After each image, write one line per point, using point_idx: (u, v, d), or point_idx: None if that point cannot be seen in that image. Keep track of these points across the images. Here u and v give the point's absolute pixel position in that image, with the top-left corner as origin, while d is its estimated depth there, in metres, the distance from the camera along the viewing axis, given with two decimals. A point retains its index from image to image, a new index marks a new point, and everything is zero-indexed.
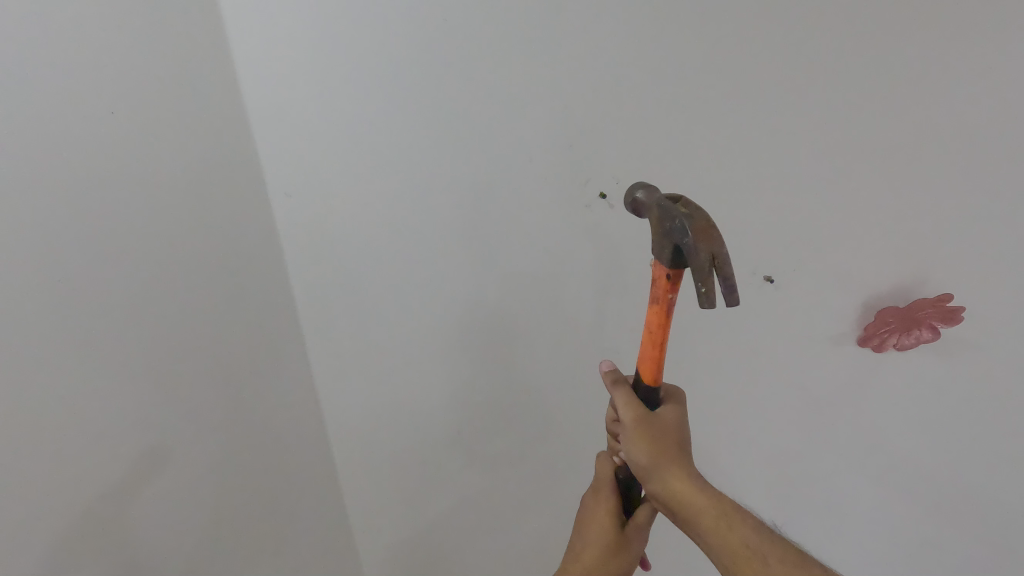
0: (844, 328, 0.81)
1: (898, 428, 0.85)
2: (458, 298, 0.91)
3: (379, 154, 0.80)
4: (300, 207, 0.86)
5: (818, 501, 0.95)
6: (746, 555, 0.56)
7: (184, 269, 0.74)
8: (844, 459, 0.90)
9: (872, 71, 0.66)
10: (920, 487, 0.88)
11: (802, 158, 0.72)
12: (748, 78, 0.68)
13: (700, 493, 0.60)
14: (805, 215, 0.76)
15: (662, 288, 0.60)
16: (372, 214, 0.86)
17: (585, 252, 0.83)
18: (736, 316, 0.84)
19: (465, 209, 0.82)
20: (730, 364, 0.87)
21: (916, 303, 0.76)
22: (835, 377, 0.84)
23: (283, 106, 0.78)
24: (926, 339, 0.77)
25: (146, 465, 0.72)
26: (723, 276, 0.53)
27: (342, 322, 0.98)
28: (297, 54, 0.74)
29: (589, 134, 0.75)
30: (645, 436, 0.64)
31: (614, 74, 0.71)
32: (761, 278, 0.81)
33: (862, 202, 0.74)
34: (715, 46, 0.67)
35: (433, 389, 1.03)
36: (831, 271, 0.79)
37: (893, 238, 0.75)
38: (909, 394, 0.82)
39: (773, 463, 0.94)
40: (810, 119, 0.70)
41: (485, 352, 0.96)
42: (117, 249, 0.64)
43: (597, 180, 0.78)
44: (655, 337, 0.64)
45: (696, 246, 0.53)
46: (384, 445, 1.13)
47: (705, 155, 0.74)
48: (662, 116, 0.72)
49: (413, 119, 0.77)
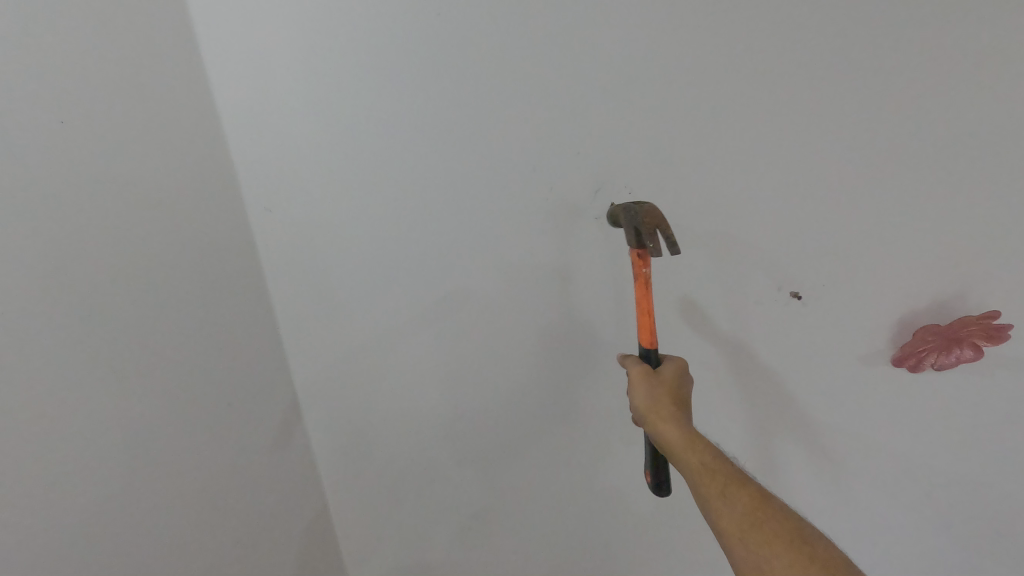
0: (892, 356, 0.71)
1: (948, 460, 0.75)
2: (431, 317, 0.76)
3: (382, 169, 0.68)
4: (292, 239, 0.74)
5: (869, 549, 0.85)
6: (698, 469, 0.51)
7: (163, 282, 0.60)
8: (889, 497, 0.80)
9: (924, 74, 0.58)
10: (984, 525, 0.79)
11: (835, 167, 0.63)
12: (779, 84, 0.60)
13: (673, 417, 0.55)
14: (844, 231, 0.65)
15: (636, 265, 0.60)
16: (375, 260, 0.74)
17: (604, 277, 0.71)
18: (770, 345, 0.73)
19: (440, 219, 0.70)
20: (762, 397, 0.78)
21: (956, 319, 0.67)
22: (895, 419, 0.74)
23: (273, 129, 0.67)
24: (968, 359, 0.66)
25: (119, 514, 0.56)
26: (664, 234, 0.56)
27: (311, 362, 0.82)
28: (274, 72, 0.64)
29: (582, 129, 0.64)
30: (638, 372, 0.60)
31: (621, 75, 0.61)
32: (788, 295, 0.70)
33: (910, 216, 0.64)
34: (745, 51, 0.58)
35: (415, 433, 0.86)
36: (869, 285, 0.68)
37: (940, 255, 0.65)
38: (976, 428, 0.73)
39: (823, 498, 0.83)
40: (856, 128, 0.61)
41: (465, 381, 0.80)
42: (149, 280, 0.58)
43: (610, 190, 0.66)
44: (642, 308, 0.61)
45: (643, 222, 0.58)
46: (351, 497, 0.94)
47: (729, 167, 0.64)
48: (673, 118, 0.62)
49: (418, 135, 0.66)
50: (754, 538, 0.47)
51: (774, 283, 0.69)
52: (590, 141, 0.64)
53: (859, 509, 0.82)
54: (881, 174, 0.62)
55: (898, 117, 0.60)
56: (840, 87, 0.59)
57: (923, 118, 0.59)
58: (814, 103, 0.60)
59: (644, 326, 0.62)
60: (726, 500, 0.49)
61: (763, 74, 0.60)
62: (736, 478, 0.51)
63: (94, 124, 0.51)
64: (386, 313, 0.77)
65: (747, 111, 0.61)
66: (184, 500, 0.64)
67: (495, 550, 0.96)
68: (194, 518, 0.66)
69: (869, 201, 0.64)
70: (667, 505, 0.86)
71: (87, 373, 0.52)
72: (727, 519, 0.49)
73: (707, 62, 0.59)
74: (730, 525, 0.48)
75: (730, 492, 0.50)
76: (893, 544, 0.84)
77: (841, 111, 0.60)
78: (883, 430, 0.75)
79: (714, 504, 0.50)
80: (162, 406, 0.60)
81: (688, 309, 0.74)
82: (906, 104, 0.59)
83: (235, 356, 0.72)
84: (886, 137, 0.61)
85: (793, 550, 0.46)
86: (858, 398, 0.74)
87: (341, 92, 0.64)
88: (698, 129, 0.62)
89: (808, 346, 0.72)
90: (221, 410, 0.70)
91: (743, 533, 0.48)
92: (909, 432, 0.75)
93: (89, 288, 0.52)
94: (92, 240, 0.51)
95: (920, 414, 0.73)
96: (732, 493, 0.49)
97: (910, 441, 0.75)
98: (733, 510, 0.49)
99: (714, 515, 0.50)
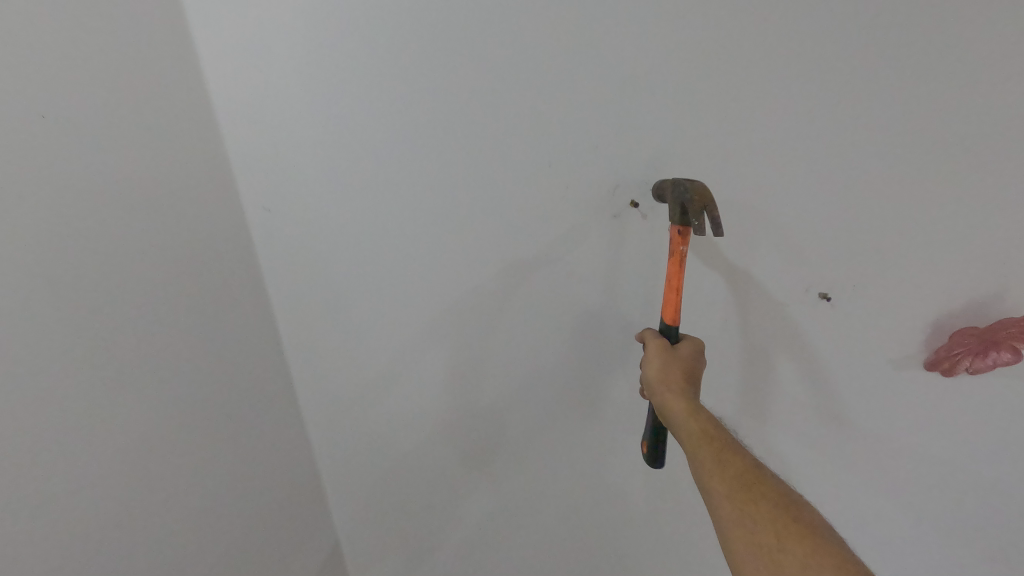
0: (921, 360, 0.67)
1: (964, 469, 0.72)
2: (441, 313, 0.75)
3: (382, 165, 0.67)
4: (284, 222, 0.72)
5: (881, 553, 0.82)
6: (696, 435, 0.54)
7: (160, 281, 0.60)
8: (898, 503, 0.77)
9: (973, 64, 0.53)
10: (1008, 537, 0.75)
11: (863, 161, 0.59)
12: (810, 73, 0.56)
13: (681, 386, 0.57)
14: (870, 225, 0.62)
15: (674, 241, 0.59)
16: (372, 245, 0.72)
17: (626, 275, 0.69)
18: (795, 347, 0.70)
19: (446, 213, 0.69)
20: (781, 398, 0.75)
21: (997, 323, 0.62)
22: (921, 424, 0.71)
23: (264, 108, 0.65)
24: (1006, 362, 0.61)
25: (113, 509, 0.57)
26: (710, 217, 0.54)
27: (313, 354, 0.82)
28: (266, 48, 0.61)
29: (595, 122, 0.61)
30: (654, 345, 0.61)
31: (636, 66, 0.58)
32: (815, 296, 0.67)
33: (946, 213, 0.59)
34: (772, 41, 0.55)
35: (422, 425, 0.85)
36: (898, 286, 0.64)
37: (977, 254, 0.60)
38: (1006, 437, 0.69)
39: (840, 500, 0.80)
40: (890, 120, 0.56)
41: (474, 375, 0.80)
42: (151, 277, 0.59)
43: (625, 186, 0.63)
44: (671, 285, 0.61)
45: (690, 199, 0.55)
46: (354, 487, 0.95)
47: (750, 160, 0.61)
48: (692, 110, 0.59)
49: (416, 131, 0.64)
50: (741, 499, 0.50)
51: (797, 282, 0.66)
52: (612, 138, 0.62)
53: (866, 514, 0.79)
54: (917, 170, 0.58)
55: (943, 111, 0.55)
56: (882, 80, 0.55)
57: (971, 112, 0.55)
58: (851, 95, 0.56)
59: (670, 302, 0.61)
60: (719, 464, 0.52)
61: (799, 67, 0.56)
62: (730, 446, 0.53)
63: (104, 131, 0.52)
64: (397, 310, 0.76)
65: (771, 102, 0.58)
66: (184, 487, 0.66)
67: (499, 548, 0.96)
68: (191, 506, 0.67)
69: (899, 196, 0.60)
70: (675, 502, 0.85)
71: (94, 356, 0.53)
72: (717, 480, 0.51)
73: (735, 55, 0.56)
74: (720, 486, 0.51)
75: (725, 459, 0.52)
76: (897, 549, 0.81)
77: (878, 104, 0.56)
78: (909, 435, 0.72)
79: (706, 468, 0.52)
80: (155, 402, 0.60)
81: (709, 311, 0.71)
82: (951, 97, 0.54)
83: (235, 350, 0.72)
84: (929, 131, 0.56)
85: (776, 513, 0.48)
86: (881, 403, 0.71)
87: (334, 68, 0.62)
88: (716, 120, 0.59)
89: (831, 349, 0.69)
90: (220, 402, 0.70)
91: (731, 495, 0.50)
92: (937, 439, 0.71)
93: (86, 285, 0.52)
94: (82, 227, 0.51)
95: (943, 420, 0.70)
96: (724, 457, 0.52)
97: (930, 447, 0.72)
98: (725, 474, 0.51)
99: (706, 478, 0.52)
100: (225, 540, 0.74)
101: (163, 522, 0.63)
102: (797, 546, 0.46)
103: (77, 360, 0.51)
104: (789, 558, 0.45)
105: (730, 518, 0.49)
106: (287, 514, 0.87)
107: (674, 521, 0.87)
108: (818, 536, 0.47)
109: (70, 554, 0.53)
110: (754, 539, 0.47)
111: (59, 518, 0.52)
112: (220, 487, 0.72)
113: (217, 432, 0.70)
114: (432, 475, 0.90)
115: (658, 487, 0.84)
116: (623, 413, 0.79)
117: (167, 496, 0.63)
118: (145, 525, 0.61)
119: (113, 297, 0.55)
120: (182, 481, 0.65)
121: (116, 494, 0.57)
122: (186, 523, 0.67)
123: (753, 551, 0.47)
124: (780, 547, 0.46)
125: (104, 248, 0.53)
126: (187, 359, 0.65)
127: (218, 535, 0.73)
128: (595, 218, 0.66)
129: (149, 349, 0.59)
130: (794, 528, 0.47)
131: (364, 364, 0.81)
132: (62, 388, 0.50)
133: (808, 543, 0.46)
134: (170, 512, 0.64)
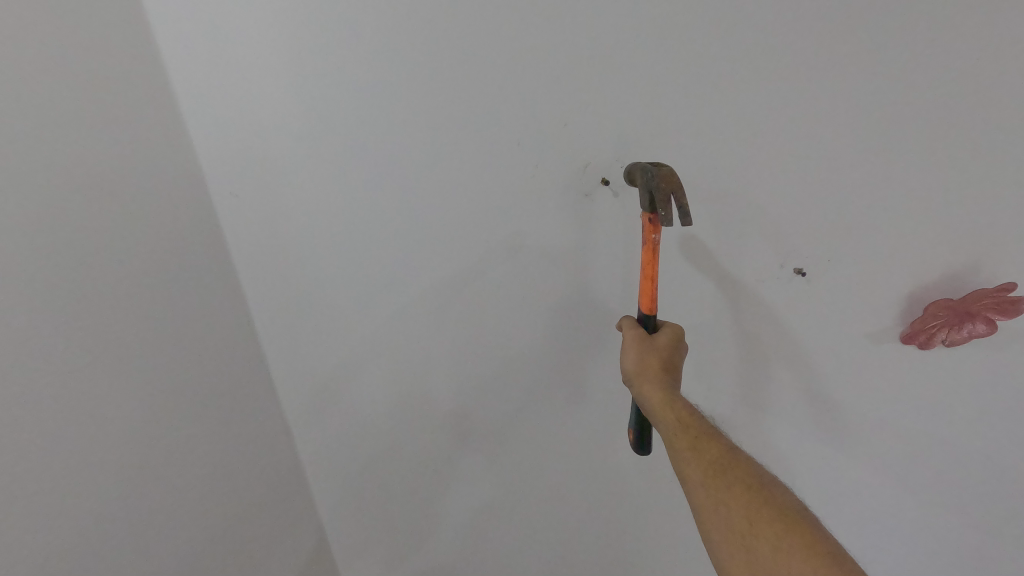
0: (890, 331, 0.67)
1: (941, 441, 0.73)
2: (415, 296, 0.74)
3: (356, 150, 0.64)
4: (251, 211, 0.69)
5: (858, 520, 0.83)
6: (672, 425, 0.54)
7: (130, 271, 0.58)
8: (874, 471, 0.78)
9: (940, 41, 0.52)
10: (981, 500, 0.76)
11: (832, 137, 0.58)
12: (776, 53, 0.55)
13: (657, 376, 0.57)
14: (838, 200, 0.61)
15: (646, 229, 0.57)
16: (345, 235, 0.70)
17: (602, 254, 0.68)
18: (778, 324, 0.70)
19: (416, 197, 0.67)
20: (766, 374, 0.75)
21: (971, 294, 0.62)
22: (892, 392, 0.71)
23: (227, 87, 0.62)
24: (981, 333, 0.61)
25: (89, 508, 0.55)
26: (678, 205, 0.53)
27: (288, 343, 0.80)
28: (231, 27, 0.58)
29: (563, 101, 0.59)
30: (631, 335, 0.60)
31: (604, 45, 0.57)
32: (789, 272, 0.66)
33: (915, 186, 0.59)
34: (737, 19, 0.54)
35: (398, 411, 0.84)
36: (871, 258, 0.64)
37: (948, 226, 0.60)
38: (974, 405, 0.69)
39: (813, 469, 0.81)
40: (858, 95, 0.56)
41: (449, 357, 0.79)
42: (120, 267, 0.56)
43: (596, 165, 0.62)
44: (646, 273, 0.59)
45: (658, 186, 0.54)
46: (331, 474, 0.94)
47: (720, 136, 0.60)
48: (657, 88, 0.58)
49: (386, 114, 0.62)
50: (715, 486, 0.50)
51: (773, 257, 0.66)
52: (581, 117, 0.60)
53: (842, 482, 0.80)
54: (894, 143, 0.58)
55: (915, 86, 0.55)
56: (849, 56, 0.54)
57: (946, 87, 0.54)
58: (824, 70, 0.55)
59: (646, 290, 0.59)
60: (694, 451, 0.52)
61: (770, 43, 0.55)
62: (707, 433, 0.53)
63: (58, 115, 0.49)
64: (370, 296, 0.75)
65: (739, 78, 0.57)
66: (163, 483, 0.64)
67: (484, 530, 0.96)
68: (171, 500, 0.65)
69: (877, 165, 0.59)
70: (652, 476, 0.85)
71: (62, 356, 0.51)
72: (693, 470, 0.51)
73: (703, 33, 0.55)
74: (695, 474, 0.51)
75: (701, 444, 0.52)
76: (876, 520, 0.82)
77: (849, 79, 0.55)
78: (882, 404, 0.72)
79: (684, 457, 0.52)
80: (130, 401, 0.58)
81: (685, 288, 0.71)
82: (930, 64, 0.53)
83: (207, 340, 0.70)
84: (900, 105, 0.56)
85: (750, 497, 0.49)
86: (856, 374, 0.71)
87: (308, 51, 0.59)
88: (682, 96, 0.58)
89: (812, 325, 0.69)
90: (196, 394, 0.68)
91: (705, 481, 0.51)
92: (908, 407, 0.72)
93: (47, 281, 0.49)
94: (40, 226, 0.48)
95: (914, 387, 0.70)
96: (701, 444, 0.52)
97: (907, 418, 0.72)
98: (700, 460, 0.52)
99: (681, 464, 0.52)
100: (209, 533, 0.73)
101: (147, 516, 0.62)
102: (769, 528, 0.47)
103: (45, 363, 0.49)
104: (760, 543, 0.47)
105: (706, 506, 0.50)
106: (271, 505, 0.86)
107: (657, 499, 0.87)
108: (792, 517, 0.48)
109: (49, 554, 0.51)
110: (727, 526, 0.49)
111: (47, 522, 0.51)
112: (200, 481, 0.70)
113: (194, 426, 0.68)
114: (420, 462, 0.89)
115: (645, 467, 0.84)
116: (601, 392, 0.79)
117: (147, 490, 0.62)
118: (127, 520, 0.59)
119: (73, 295, 0.52)
120: (162, 475, 0.64)
121: (93, 492, 0.55)
122: (170, 514, 0.65)
123: (727, 536, 0.48)
124: (754, 532, 0.47)
125: (67, 244, 0.51)
126: (162, 351, 0.62)
127: (202, 527, 0.71)
128: (569, 197, 0.64)
129: (122, 345, 0.57)
130: (765, 512, 0.48)
131: (345, 353, 0.80)
132: (31, 386, 0.48)
133: (780, 524, 0.47)
134: (153, 506, 0.63)
